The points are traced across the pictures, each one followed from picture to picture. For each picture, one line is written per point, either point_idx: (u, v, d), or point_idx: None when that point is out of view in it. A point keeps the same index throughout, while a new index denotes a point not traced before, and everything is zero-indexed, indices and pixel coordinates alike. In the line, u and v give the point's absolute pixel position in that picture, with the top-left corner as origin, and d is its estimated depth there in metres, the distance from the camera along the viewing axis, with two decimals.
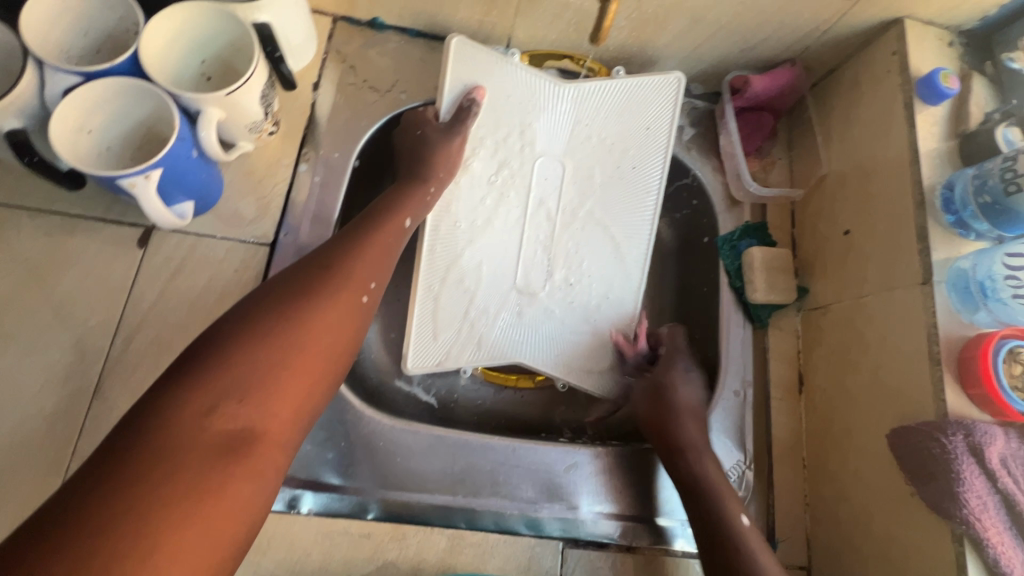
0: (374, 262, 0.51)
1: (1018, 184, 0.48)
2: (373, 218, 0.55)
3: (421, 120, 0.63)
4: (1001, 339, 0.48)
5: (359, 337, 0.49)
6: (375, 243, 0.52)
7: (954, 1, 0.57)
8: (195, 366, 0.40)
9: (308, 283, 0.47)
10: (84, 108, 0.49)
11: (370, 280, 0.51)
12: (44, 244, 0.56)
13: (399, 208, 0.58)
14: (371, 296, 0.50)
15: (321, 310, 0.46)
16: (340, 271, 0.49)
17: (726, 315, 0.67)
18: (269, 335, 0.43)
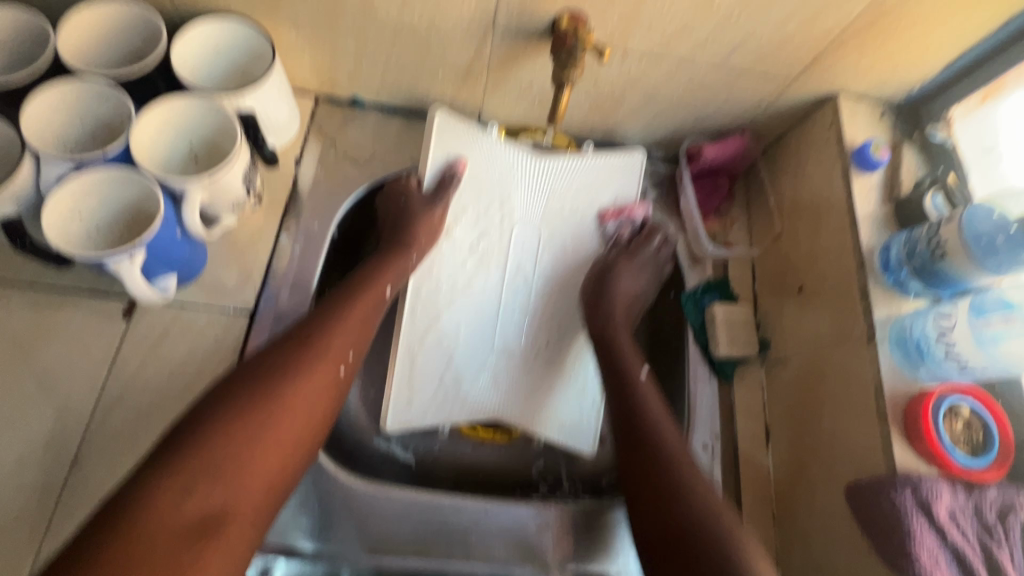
0: (353, 336, 0.55)
1: (943, 251, 0.52)
2: (354, 289, 0.58)
3: (403, 191, 0.67)
4: (942, 396, 0.51)
5: (334, 410, 0.51)
6: (354, 316, 0.56)
7: (880, 79, 0.62)
8: (175, 448, 0.43)
9: (287, 360, 0.50)
10: (77, 196, 0.53)
11: (349, 349, 0.54)
12: (32, 317, 0.58)
13: (378, 276, 0.61)
14: (348, 368, 0.53)
15: (298, 386, 0.49)
16: (318, 345, 0.52)
17: (692, 369, 0.70)
18: (247, 411, 0.45)
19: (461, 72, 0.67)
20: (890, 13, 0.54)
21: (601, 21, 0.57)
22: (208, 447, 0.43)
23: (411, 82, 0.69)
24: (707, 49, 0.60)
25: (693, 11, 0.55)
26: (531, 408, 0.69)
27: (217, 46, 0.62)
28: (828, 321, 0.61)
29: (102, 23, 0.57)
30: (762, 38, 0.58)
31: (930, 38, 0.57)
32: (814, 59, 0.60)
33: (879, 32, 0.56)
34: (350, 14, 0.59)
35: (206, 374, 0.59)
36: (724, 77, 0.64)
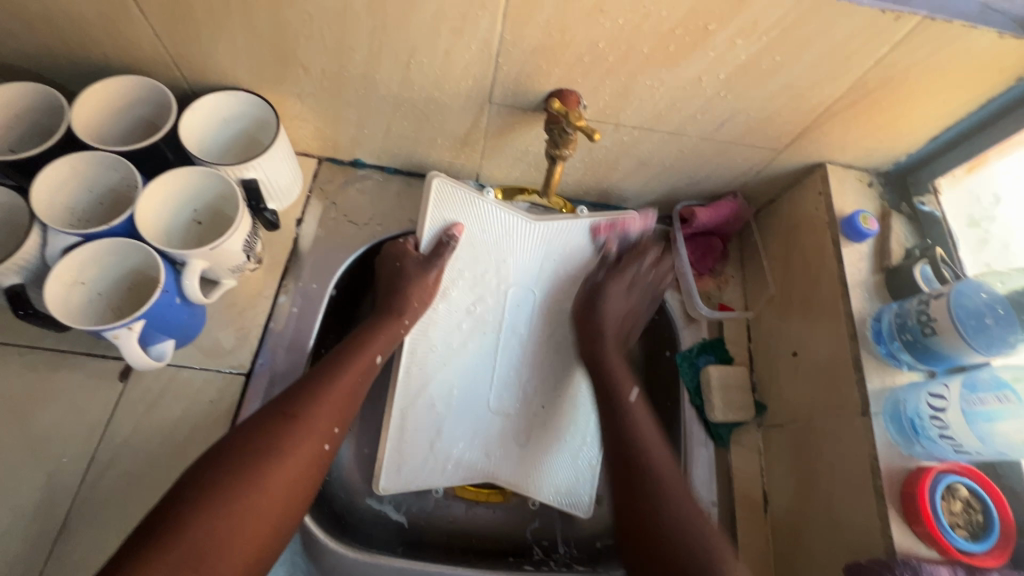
0: (339, 410, 0.55)
1: (933, 328, 0.52)
2: (342, 358, 0.58)
3: (399, 253, 0.68)
4: (938, 473, 0.51)
5: (314, 487, 0.51)
6: (341, 390, 0.56)
7: (866, 150, 0.64)
8: (146, 541, 0.42)
9: (272, 437, 0.49)
10: (81, 265, 0.54)
11: (333, 425, 0.54)
12: (29, 379, 0.59)
13: (369, 343, 0.61)
14: (332, 443, 0.53)
15: (281, 469, 0.49)
16: (303, 423, 0.52)
17: (690, 432, 0.69)
18: (227, 497, 0.45)
19: (459, 139, 0.69)
20: (872, 93, 0.56)
21: (593, 97, 0.59)
22: (186, 540, 0.42)
23: (411, 147, 0.71)
24: (696, 122, 0.62)
25: (681, 90, 0.57)
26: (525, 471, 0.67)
27: (224, 116, 0.64)
28: (823, 388, 0.61)
29: (113, 98, 0.60)
30: (748, 114, 0.60)
31: (912, 115, 0.59)
32: (801, 132, 0.62)
33: (862, 110, 0.58)
34: (352, 88, 0.62)
35: (198, 438, 0.59)
36: (714, 147, 0.66)
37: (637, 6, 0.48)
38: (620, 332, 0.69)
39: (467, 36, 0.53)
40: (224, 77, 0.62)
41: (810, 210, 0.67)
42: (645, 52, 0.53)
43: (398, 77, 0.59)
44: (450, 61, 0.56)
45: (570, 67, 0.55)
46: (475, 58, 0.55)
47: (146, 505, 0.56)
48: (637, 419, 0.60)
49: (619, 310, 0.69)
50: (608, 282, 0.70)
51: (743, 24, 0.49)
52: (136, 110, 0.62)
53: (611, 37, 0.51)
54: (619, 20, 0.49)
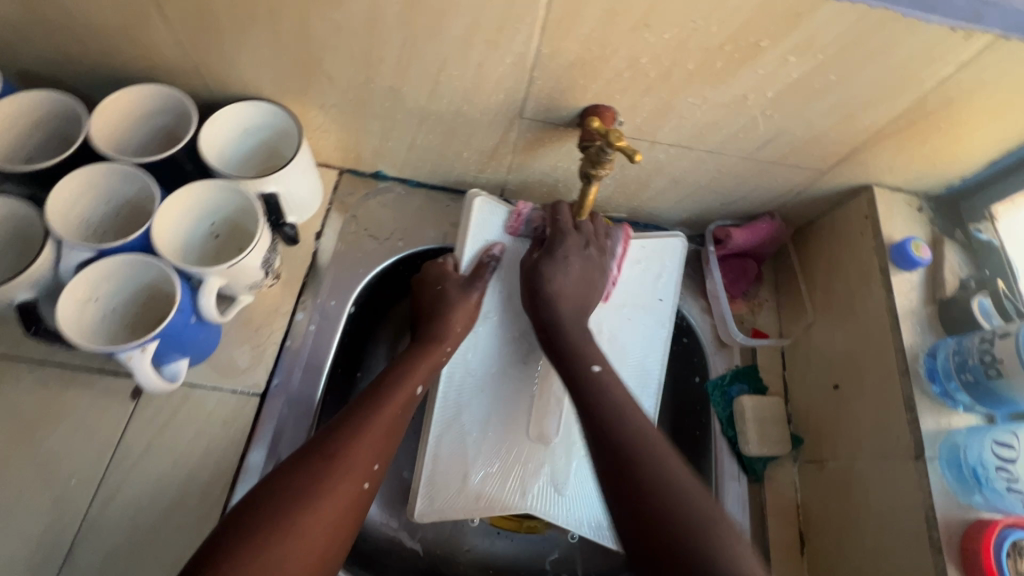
0: (380, 448, 0.53)
1: (998, 369, 0.49)
2: (383, 388, 0.57)
3: (440, 275, 0.66)
4: (1005, 529, 0.47)
5: (354, 527, 0.50)
6: (381, 427, 0.54)
7: (918, 173, 0.60)
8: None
9: (310, 480, 0.48)
10: (94, 281, 0.52)
11: (373, 462, 0.52)
12: (39, 396, 0.57)
13: (410, 374, 0.59)
14: (372, 480, 0.52)
15: (319, 512, 0.47)
16: (343, 462, 0.50)
17: (721, 466, 0.65)
18: (265, 545, 0.44)
19: (485, 153, 0.66)
20: (930, 115, 0.53)
21: (630, 114, 0.56)
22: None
23: (435, 160, 0.69)
24: (737, 141, 0.58)
25: (725, 108, 0.54)
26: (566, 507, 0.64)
27: (246, 127, 0.62)
28: (869, 426, 0.57)
29: (132, 107, 0.58)
30: (794, 134, 0.56)
31: (972, 138, 0.55)
32: (849, 153, 0.59)
33: (918, 131, 0.55)
34: (378, 100, 0.60)
35: (211, 462, 0.57)
36: (754, 166, 0.62)
37: (685, 21, 0.45)
38: (575, 309, 0.63)
39: (502, 49, 0.50)
40: (246, 86, 0.60)
41: (856, 235, 0.63)
42: (689, 68, 0.50)
43: (426, 89, 0.57)
44: (482, 74, 0.54)
45: (608, 83, 0.53)
46: (509, 71, 0.53)
47: (157, 532, 0.54)
48: (608, 395, 0.55)
49: (568, 288, 0.63)
50: (545, 259, 0.64)
51: (798, 41, 0.46)
52: (156, 118, 0.60)
53: (654, 52, 0.49)
54: (665, 35, 0.47)
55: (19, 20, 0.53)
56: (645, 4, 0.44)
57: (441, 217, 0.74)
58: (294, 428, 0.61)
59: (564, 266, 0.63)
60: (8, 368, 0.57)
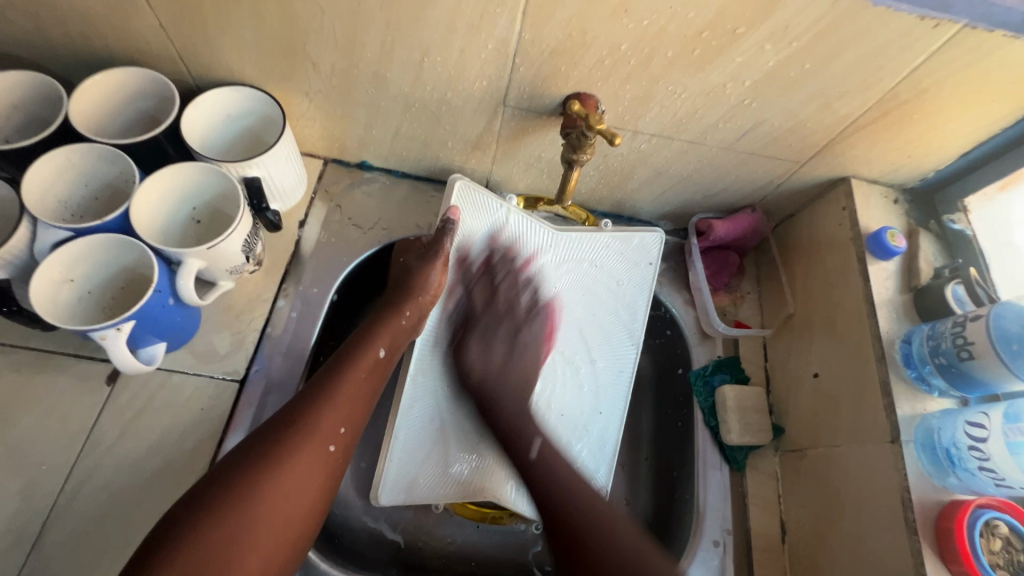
0: (346, 412, 0.54)
1: (970, 352, 0.49)
2: (345, 355, 0.56)
3: (405, 249, 0.67)
4: (977, 508, 0.47)
5: (327, 490, 0.51)
6: (349, 389, 0.54)
7: (893, 166, 0.61)
8: (149, 559, 0.42)
9: (276, 444, 0.49)
10: (69, 260, 0.51)
11: (339, 425, 0.53)
12: (11, 381, 0.56)
13: (371, 340, 0.58)
14: (339, 444, 0.52)
15: (282, 477, 0.48)
16: (306, 426, 0.51)
17: (702, 456, 0.65)
18: (225, 509, 0.45)
19: (470, 142, 0.67)
20: (901, 107, 0.54)
21: (612, 102, 0.57)
22: (189, 559, 0.42)
23: (420, 149, 0.69)
24: (717, 131, 0.59)
25: (704, 97, 0.55)
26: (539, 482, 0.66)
27: (230, 114, 0.63)
28: (848, 412, 0.57)
29: (114, 91, 0.58)
30: (772, 125, 0.58)
31: (943, 131, 0.56)
32: (825, 145, 0.60)
33: (891, 122, 0.56)
34: (362, 86, 0.60)
35: (187, 449, 0.56)
36: (734, 158, 0.63)
37: (664, 7, 0.46)
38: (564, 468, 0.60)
39: (484, 35, 0.51)
40: (230, 71, 0.60)
41: (835, 226, 0.64)
42: (668, 55, 0.51)
43: (410, 76, 0.57)
44: (464, 60, 0.54)
45: (589, 70, 0.53)
46: (491, 58, 0.53)
47: (130, 516, 0.53)
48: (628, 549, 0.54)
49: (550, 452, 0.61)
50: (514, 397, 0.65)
51: (773, 29, 0.47)
52: (139, 103, 0.60)
53: (634, 39, 0.49)
54: (643, 21, 0.47)
55: None
56: None
57: (425, 208, 0.75)
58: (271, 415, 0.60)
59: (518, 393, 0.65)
60: None
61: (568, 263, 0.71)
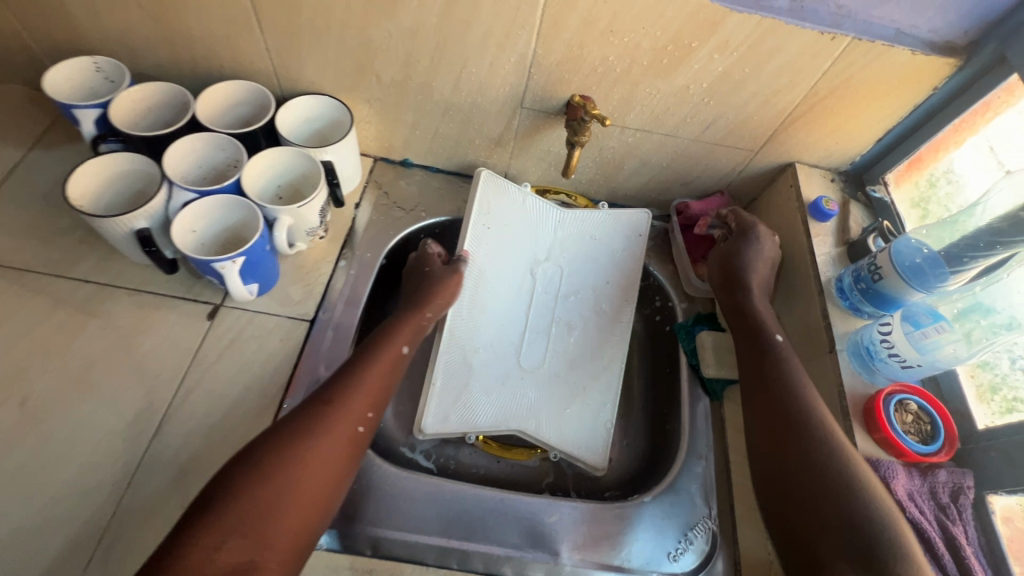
0: (371, 397, 0.63)
1: (879, 274, 0.63)
2: (373, 349, 0.67)
3: (427, 259, 0.80)
4: (887, 395, 0.60)
5: (354, 463, 0.59)
6: (374, 379, 0.64)
7: (826, 152, 0.79)
8: (209, 507, 0.50)
9: (315, 420, 0.58)
10: (194, 216, 0.68)
11: (367, 410, 0.62)
12: (135, 316, 0.71)
13: (395, 337, 0.69)
14: (366, 425, 0.61)
15: (318, 447, 0.56)
16: (340, 406, 0.60)
17: (686, 388, 0.79)
18: (272, 470, 0.53)
19: (493, 140, 0.84)
20: (824, 101, 0.71)
21: (604, 102, 0.75)
22: (240, 510, 0.50)
23: (453, 147, 0.87)
24: (687, 125, 0.77)
25: (673, 96, 0.73)
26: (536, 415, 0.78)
27: (308, 116, 0.81)
28: (799, 338, 0.71)
29: (223, 97, 0.77)
30: (728, 118, 0.75)
31: (860, 121, 0.73)
32: (771, 135, 0.77)
33: (817, 115, 0.73)
34: (413, 94, 0.78)
35: (270, 369, 0.70)
36: (702, 148, 0.80)
37: (638, 27, 0.64)
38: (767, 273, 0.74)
39: (508, 50, 0.69)
40: (312, 83, 0.78)
41: (786, 200, 0.80)
42: (644, 64, 0.69)
43: (450, 84, 0.75)
44: (493, 71, 0.72)
45: (587, 76, 0.71)
46: (513, 68, 0.72)
47: (228, 418, 0.66)
48: (788, 358, 0.65)
49: (768, 252, 0.75)
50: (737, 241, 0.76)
51: (717, 43, 0.65)
52: (240, 107, 0.79)
53: (618, 52, 0.68)
54: (624, 39, 0.66)
55: (154, 27, 0.72)
56: (609, 16, 0.63)
57: (455, 196, 0.91)
58: (336, 349, 0.75)
59: (755, 249, 0.74)
60: (110, 294, 0.72)
61: (572, 239, 0.88)
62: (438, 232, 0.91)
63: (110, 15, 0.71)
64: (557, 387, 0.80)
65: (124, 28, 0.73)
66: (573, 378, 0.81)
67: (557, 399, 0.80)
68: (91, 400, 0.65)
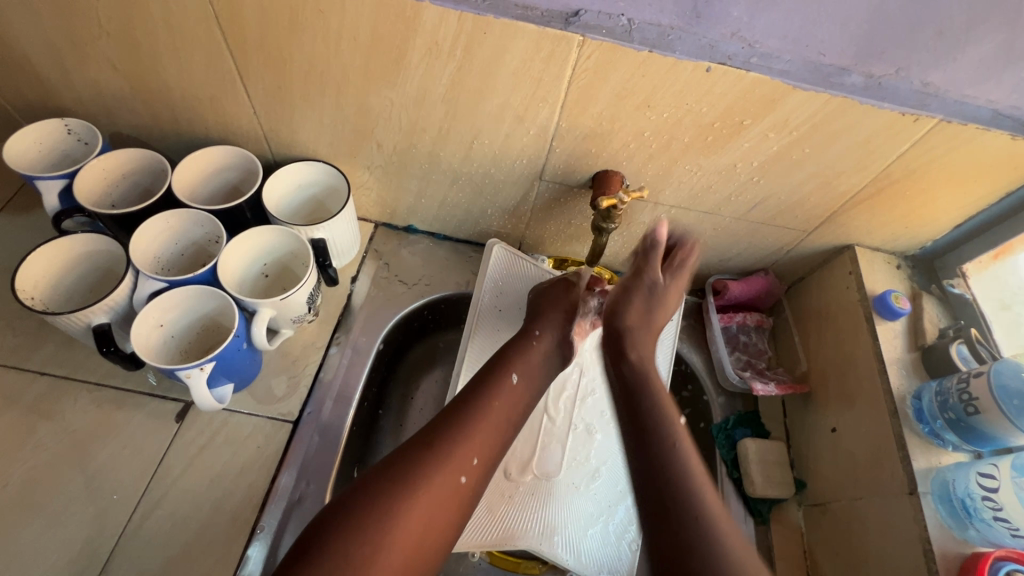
0: (480, 443, 0.53)
1: (976, 406, 0.54)
2: (481, 379, 0.59)
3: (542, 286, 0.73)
4: (995, 561, 0.49)
5: (458, 520, 0.50)
6: (485, 422, 0.55)
7: (891, 236, 0.68)
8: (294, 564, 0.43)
9: (411, 466, 0.49)
10: (161, 309, 0.59)
11: (473, 456, 0.52)
12: (94, 417, 0.62)
13: (507, 365, 0.60)
14: (469, 476, 0.52)
15: (417, 500, 0.48)
16: (443, 452, 0.51)
17: (727, 508, 0.68)
18: (364, 524, 0.46)
19: (507, 211, 0.75)
20: (895, 184, 0.60)
21: (635, 178, 0.65)
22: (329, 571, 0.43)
23: (463, 216, 0.78)
24: (730, 204, 0.67)
25: (717, 174, 0.63)
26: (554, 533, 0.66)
27: (301, 182, 0.72)
28: (867, 464, 0.60)
29: (207, 163, 0.68)
30: (779, 198, 0.65)
31: (936, 205, 0.63)
32: (829, 217, 0.67)
33: (887, 198, 0.62)
34: (418, 163, 0.69)
35: (243, 484, 0.61)
36: (746, 227, 0.70)
37: (681, 103, 0.54)
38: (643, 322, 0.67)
39: (527, 122, 0.60)
40: (306, 149, 0.70)
41: (843, 288, 0.70)
42: (685, 141, 0.59)
43: (460, 154, 0.66)
44: (509, 143, 0.63)
45: (616, 151, 0.62)
46: (532, 140, 0.62)
47: (189, 548, 0.57)
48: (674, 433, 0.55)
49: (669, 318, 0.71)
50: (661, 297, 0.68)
51: (774, 121, 0.55)
52: (226, 173, 0.70)
53: (655, 127, 0.58)
54: (662, 114, 0.56)
55: (129, 88, 0.64)
56: (646, 90, 0.54)
57: (464, 267, 0.82)
58: (323, 456, 0.64)
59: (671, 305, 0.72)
60: (67, 390, 0.63)
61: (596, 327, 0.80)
62: (444, 306, 0.82)
63: (81, 75, 0.63)
64: (574, 499, 0.70)
65: (98, 89, 0.64)
66: (596, 487, 0.71)
67: (579, 511, 0.69)
68: (31, 526, 0.56)
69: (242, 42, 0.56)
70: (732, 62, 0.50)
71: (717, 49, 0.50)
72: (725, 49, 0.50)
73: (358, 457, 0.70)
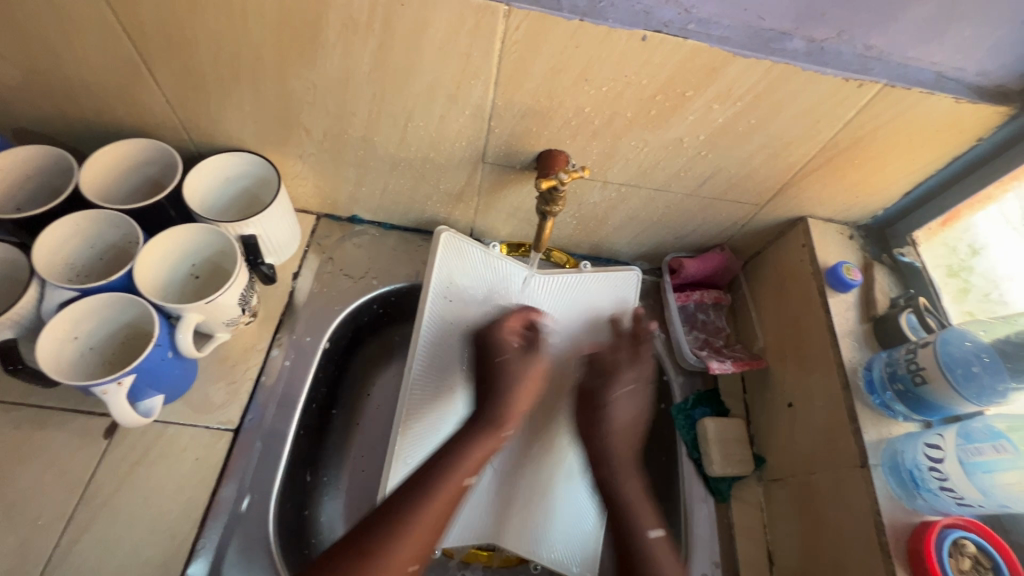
0: (421, 543, 0.52)
1: (923, 376, 0.54)
2: (435, 465, 0.56)
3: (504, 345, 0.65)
4: (942, 528, 0.50)
5: None
6: (436, 514, 0.53)
7: (843, 207, 0.67)
8: None
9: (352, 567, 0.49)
10: (74, 320, 0.55)
11: (411, 561, 0.51)
12: (13, 438, 0.58)
13: (464, 460, 0.57)
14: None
15: None
16: (382, 554, 0.50)
17: (688, 489, 0.67)
18: None
19: (453, 196, 0.72)
20: (842, 154, 0.59)
21: (581, 156, 0.62)
22: None
23: (408, 204, 0.74)
24: (680, 180, 0.64)
25: (664, 150, 0.60)
26: (537, 531, 0.64)
27: (228, 174, 0.67)
28: (821, 439, 0.60)
29: (122, 158, 0.63)
30: (729, 172, 0.63)
31: (885, 173, 0.62)
32: (780, 189, 0.65)
33: (836, 168, 0.61)
34: (352, 149, 0.65)
35: (182, 499, 0.57)
36: (698, 203, 0.68)
37: (619, 76, 0.51)
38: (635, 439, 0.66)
39: (461, 102, 0.56)
40: (229, 139, 0.65)
41: (796, 261, 0.69)
42: (628, 116, 0.56)
43: (396, 139, 0.62)
44: (445, 124, 0.60)
45: (558, 130, 0.59)
46: (469, 121, 0.59)
47: (124, 571, 0.54)
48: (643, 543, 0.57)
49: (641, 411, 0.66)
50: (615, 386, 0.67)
51: (716, 92, 0.52)
52: (145, 168, 0.65)
53: (595, 103, 0.55)
54: (602, 88, 0.53)
55: (22, 79, 0.57)
56: (583, 63, 0.50)
57: (413, 257, 0.79)
58: (269, 466, 0.61)
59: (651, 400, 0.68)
60: None
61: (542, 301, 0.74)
62: (395, 300, 0.78)
63: None
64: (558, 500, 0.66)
65: None
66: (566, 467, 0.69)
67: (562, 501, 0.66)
68: None
69: (138, 23, 0.51)
70: (669, 29, 0.47)
71: (651, 15, 0.47)
72: (660, 15, 0.47)
73: (310, 460, 0.67)
